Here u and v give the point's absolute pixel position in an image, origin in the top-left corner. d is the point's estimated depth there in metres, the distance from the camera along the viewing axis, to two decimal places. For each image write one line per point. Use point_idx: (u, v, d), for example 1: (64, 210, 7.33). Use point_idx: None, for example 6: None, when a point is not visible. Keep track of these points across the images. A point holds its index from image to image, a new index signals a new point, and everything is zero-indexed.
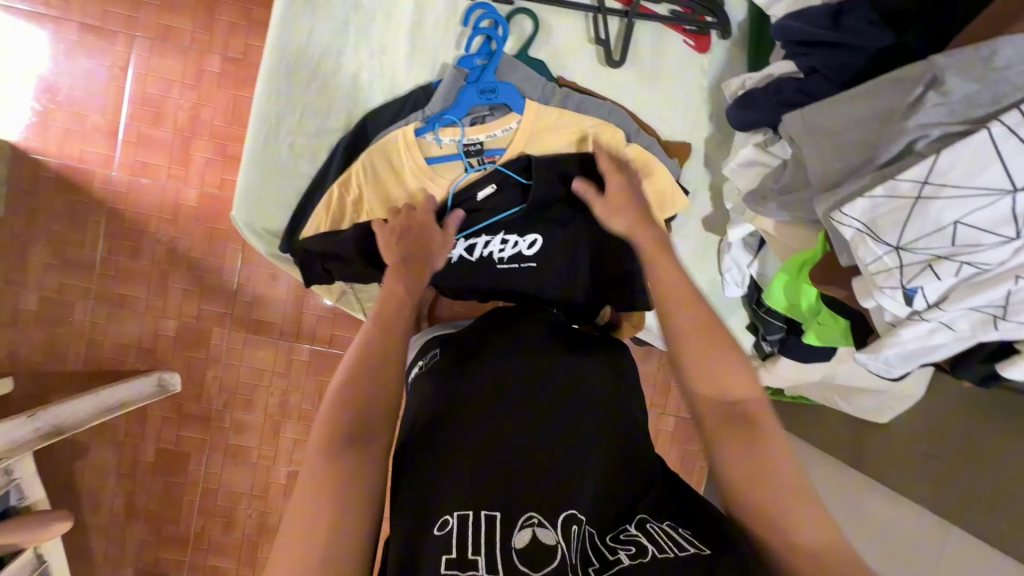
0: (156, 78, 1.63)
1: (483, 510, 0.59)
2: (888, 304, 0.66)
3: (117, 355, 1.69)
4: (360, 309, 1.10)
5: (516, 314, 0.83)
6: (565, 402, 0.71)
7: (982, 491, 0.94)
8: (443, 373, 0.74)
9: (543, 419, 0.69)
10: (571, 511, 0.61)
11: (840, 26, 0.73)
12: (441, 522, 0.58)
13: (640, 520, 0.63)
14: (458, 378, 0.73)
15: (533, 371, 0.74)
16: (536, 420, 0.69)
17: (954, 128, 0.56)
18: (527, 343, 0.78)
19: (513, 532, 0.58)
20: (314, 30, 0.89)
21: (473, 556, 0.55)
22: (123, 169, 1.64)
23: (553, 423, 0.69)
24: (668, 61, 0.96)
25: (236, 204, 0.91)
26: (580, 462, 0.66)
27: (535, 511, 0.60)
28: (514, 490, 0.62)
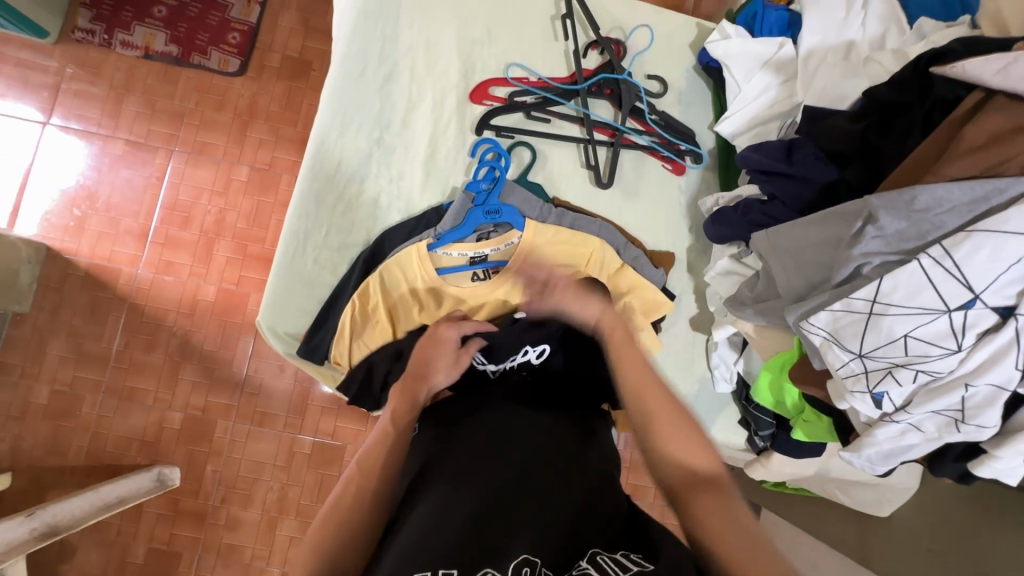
0: (189, 186, 1.79)
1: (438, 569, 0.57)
2: (860, 405, 0.73)
3: (120, 449, 1.70)
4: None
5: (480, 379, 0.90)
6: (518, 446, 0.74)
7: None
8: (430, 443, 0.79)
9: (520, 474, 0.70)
10: (525, 554, 0.59)
11: (792, 160, 0.87)
12: None
13: (593, 554, 0.60)
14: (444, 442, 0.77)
15: (515, 430, 0.76)
16: (491, 469, 0.70)
17: (893, 258, 0.66)
18: (486, 404, 0.82)
19: None
20: (343, 160, 1.03)
21: None
22: (148, 267, 1.76)
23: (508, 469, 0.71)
24: (651, 183, 1.09)
25: (263, 310, 1.00)
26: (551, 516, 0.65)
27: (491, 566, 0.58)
28: (470, 540, 0.61)
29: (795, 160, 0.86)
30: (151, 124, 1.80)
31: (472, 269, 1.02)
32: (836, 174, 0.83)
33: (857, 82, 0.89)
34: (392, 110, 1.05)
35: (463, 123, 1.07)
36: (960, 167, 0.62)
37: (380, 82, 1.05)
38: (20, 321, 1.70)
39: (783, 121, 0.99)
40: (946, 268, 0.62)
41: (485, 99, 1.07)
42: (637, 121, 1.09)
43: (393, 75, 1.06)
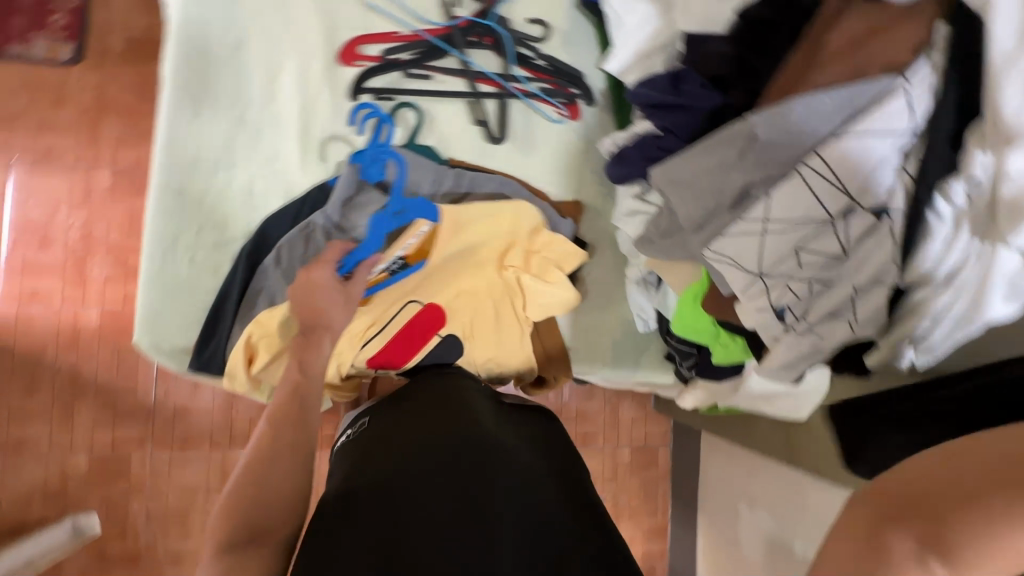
0: (40, 201, 1.55)
1: None
2: (766, 321, 0.77)
3: (20, 506, 1.51)
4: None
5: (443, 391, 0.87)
6: (488, 455, 0.71)
7: None
8: (370, 446, 0.76)
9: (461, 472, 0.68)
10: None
11: (680, 90, 0.86)
12: None
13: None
14: (383, 448, 0.74)
15: (457, 431, 0.75)
16: (453, 486, 0.66)
17: (776, 173, 0.68)
18: (455, 411, 0.80)
19: None
20: (202, 146, 0.91)
21: None
22: (10, 299, 1.53)
23: (475, 480, 0.67)
24: (547, 130, 1.04)
25: (139, 327, 0.89)
26: (495, 511, 0.64)
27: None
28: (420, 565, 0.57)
29: (683, 90, 0.85)
30: None
31: (389, 272, 0.96)
32: (722, 99, 0.82)
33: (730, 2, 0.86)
34: (249, 82, 0.93)
35: (335, 89, 0.96)
36: (828, 76, 0.63)
37: (230, 52, 0.92)
38: None
39: (668, 52, 0.96)
40: (824, 175, 0.63)
41: (356, 59, 0.97)
42: (524, 68, 1.03)
43: (245, 42, 0.93)
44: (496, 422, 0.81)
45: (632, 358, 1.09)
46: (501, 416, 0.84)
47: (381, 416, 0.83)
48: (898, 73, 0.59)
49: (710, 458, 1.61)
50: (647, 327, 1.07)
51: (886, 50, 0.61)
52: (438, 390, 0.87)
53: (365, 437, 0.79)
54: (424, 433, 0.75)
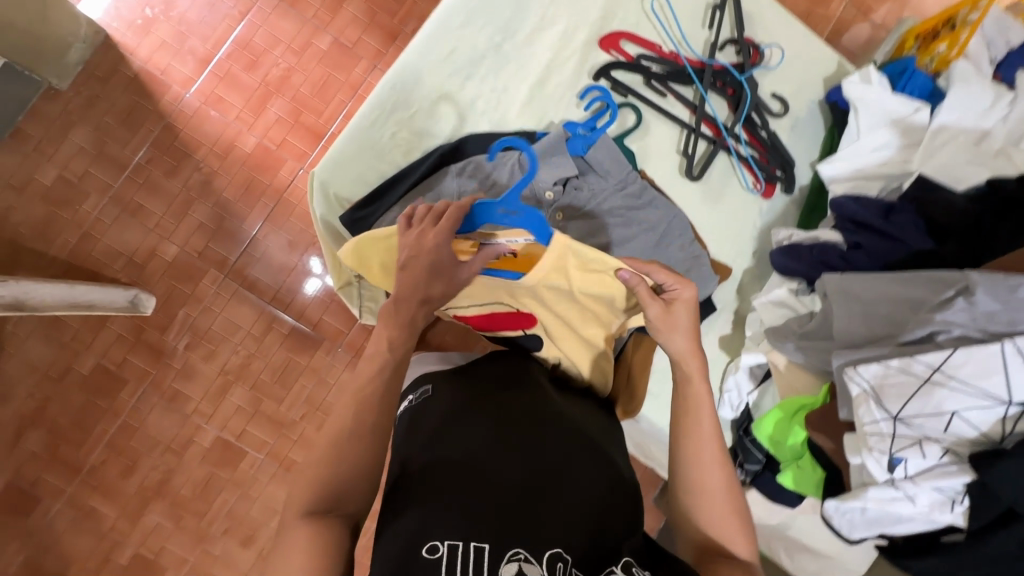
0: (267, 33, 1.74)
1: (472, 541, 0.59)
2: (870, 464, 0.72)
3: (105, 258, 1.66)
4: (357, 306, 1.15)
5: (522, 370, 0.87)
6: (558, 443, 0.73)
7: None
8: (438, 416, 0.75)
9: (534, 460, 0.69)
10: (558, 549, 0.60)
11: (889, 220, 0.87)
12: (430, 547, 0.59)
13: (626, 563, 0.62)
14: (453, 420, 0.74)
15: (522, 417, 0.75)
16: (525, 462, 0.69)
17: (973, 335, 0.66)
18: (533, 392, 0.82)
19: (500, 564, 0.57)
20: (457, 51, 0.99)
21: None
22: (199, 95, 1.72)
23: (545, 463, 0.70)
24: (734, 193, 1.07)
25: (324, 164, 0.97)
26: (567, 503, 0.65)
27: (522, 547, 0.59)
28: (500, 524, 0.61)
29: (893, 221, 0.87)
30: None
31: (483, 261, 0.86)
32: (932, 246, 0.83)
33: (980, 169, 0.89)
34: (521, 20, 1.01)
35: (585, 63, 1.03)
36: None
37: None
38: (53, 96, 1.65)
39: (888, 183, 0.99)
40: None
41: (613, 49, 1.04)
42: (746, 130, 1.06)
43: None
44: (567, 408, 0.82)
45: None
46: (582, 410, 0.83)
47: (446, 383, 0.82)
48: None
49: None
50: (726, 415, 1.03)
51: None
52: (509, 374, 0.85)
53: (432, 404, 0.78)
54: (500, 403, 0.78)
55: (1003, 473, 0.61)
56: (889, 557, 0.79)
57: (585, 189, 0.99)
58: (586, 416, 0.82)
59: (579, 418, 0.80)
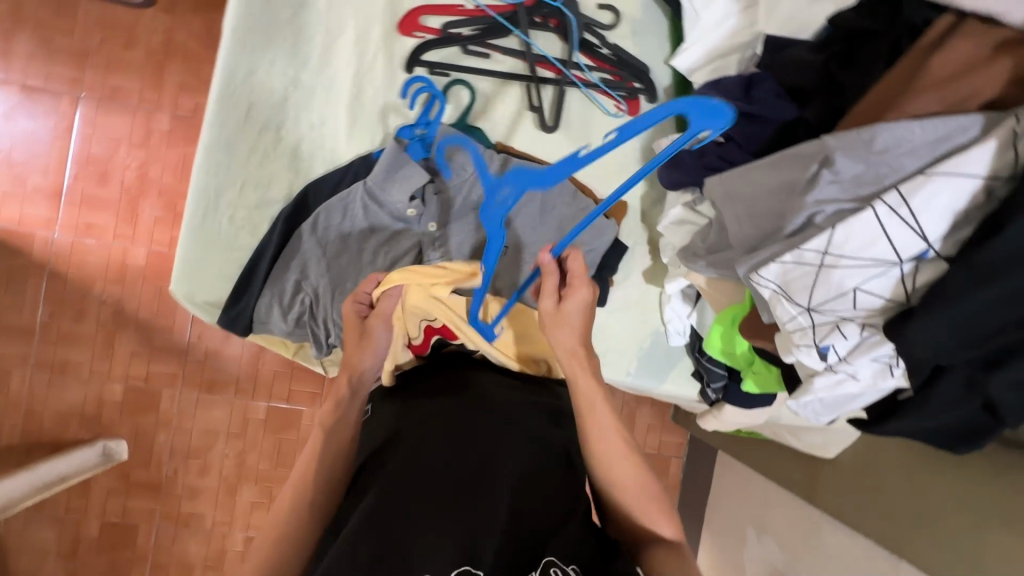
0: (103, 137, 1.60)
1: None
2: (806, 359, 0.70)
3: (59, 425, 1.60)
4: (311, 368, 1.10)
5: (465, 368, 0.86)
6: (491, 438, 0.72)
7: (908, 513, 0.99)
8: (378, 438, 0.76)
9: (475, 465, 0.69)
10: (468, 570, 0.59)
11: (751, 97, 0.80)
12: None
13: (546, 564, 0.61)
14: (393, 437, 0.74)
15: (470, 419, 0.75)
16: (450, 471, 0.68)
17: (847, 206, 0.61)
18: (464, 387, 0.81)
19: None
20: (255, 104, 0.90)
21: None
22: (66, 229, 1.59)
23: (473, 465, 0.69)
24: (601, 125, 1.01)
25: (176, 278, 0.90)
26: (494, 513, 0.65)
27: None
28: (414, 551, 0.60)
29: (753, 97, 0.79)
30: (50, 66, 1.57)
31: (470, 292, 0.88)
32: (796, 112, 0.77)
33: (822, 7, 0.81)
34: (308, 44, 0.92)
35: (392, 59, 0.95)
36: (923, 103, 0.57)
37: (291, 10, 0.91)
38: None
39: (744, 53, 0.91)
40: (901, 216, 0.57)
41: (416, 30, 0.95)
42: (587, 56, 0.99)
43: (306, 2, 0.91)
44: (503, 392, 0.80)
45: (657, 371, 1.06)
46: (525, 390, 0.82)
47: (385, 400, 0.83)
48: (988, 112, 0.55)
49: (723, 480, 1.55)
50: (678, 342, 1.03)
51: (987, 85, 0.56)
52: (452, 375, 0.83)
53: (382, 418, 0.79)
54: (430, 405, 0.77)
55: (914, 333, 0.58)
56: (861, 429, 0.78)
57: (446, 189, 0.93)
58: (533, 400, 0.81)
59: (528, 407, 0.78)
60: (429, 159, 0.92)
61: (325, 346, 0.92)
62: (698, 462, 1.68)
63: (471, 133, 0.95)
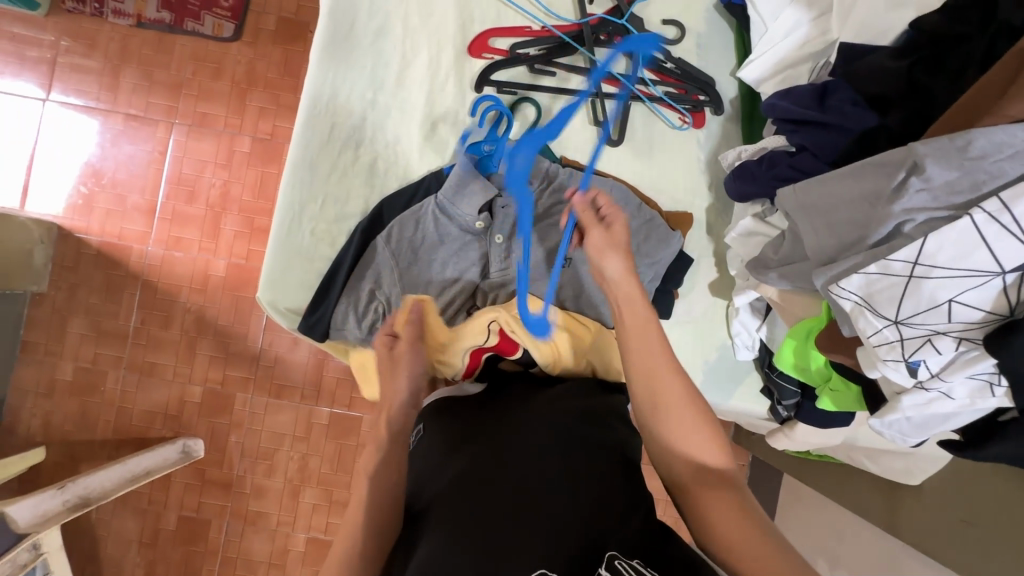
0: (192, 159, 1.75)
1: None
2: (891, 374, 0.67)
3: (145, 423, 1.74)
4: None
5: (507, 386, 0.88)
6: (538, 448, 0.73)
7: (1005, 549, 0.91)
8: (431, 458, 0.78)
9: (537, 466, 0.70)
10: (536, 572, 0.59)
11: (826, 106, 0.79)
12: None
13: (611, 557, 0.61)
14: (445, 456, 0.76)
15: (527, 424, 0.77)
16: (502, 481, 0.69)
17: (940, 214, 0.59)
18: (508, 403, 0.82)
19: None
20: (336, 125, 0.97)
21: None
22: (158, 243, 1.74)
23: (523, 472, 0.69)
24: (665, 138, 1.01)
25: (263, 286, 0.97)
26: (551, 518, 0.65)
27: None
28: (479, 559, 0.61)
29: (829, 106, 0.78)
30: (150, 96, 1.74)
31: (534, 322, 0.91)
32: (878, 121, 0.73)
33: (904, 12, 0.78)
34: (385, 68, 0.99)
35: (460, 80, 1.00)
36: None
37: (371, 39, 0.98)
38: (38, 300, 1.71)
39: (816, 62, 0.89)
40: (1003, 224, 0.54)
41: (485, 52, 1.00)
42: (651, 70, 1.00)
43: (384, 31, 0.99)
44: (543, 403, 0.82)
45: (723, 387, 1.03)
46: (567, 396, 0.83)
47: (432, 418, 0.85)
48: None
49: (790, 506, 1.48)
50: (746, 356, 1.00)
51: None
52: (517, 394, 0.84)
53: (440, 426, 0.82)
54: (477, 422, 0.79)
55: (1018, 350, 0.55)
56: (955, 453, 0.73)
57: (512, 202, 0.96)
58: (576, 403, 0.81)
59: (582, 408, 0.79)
60: (496, 174, 0.96)
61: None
62: (761, 485, 1.60)
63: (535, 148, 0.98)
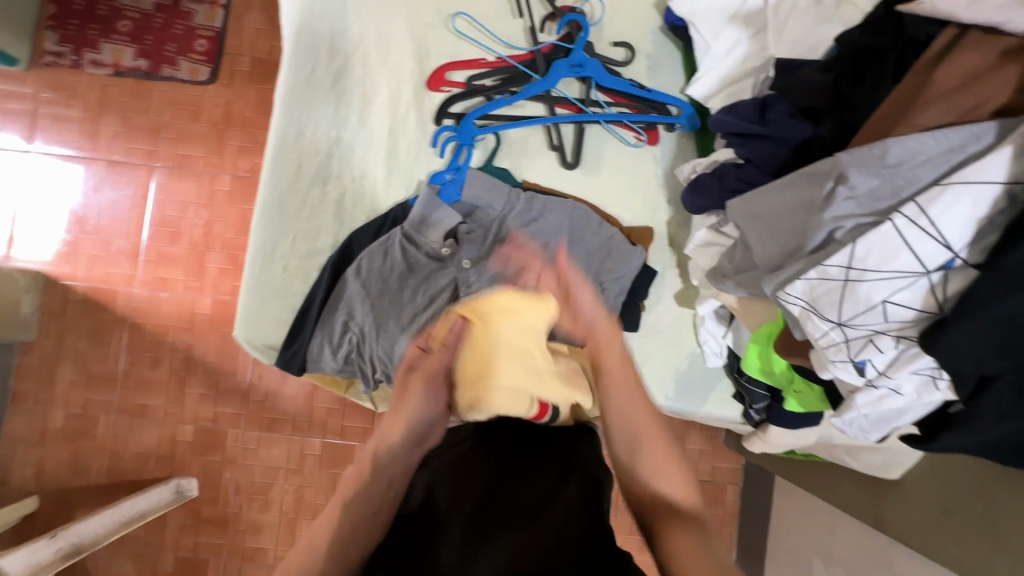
0: (174, 201, 1.78)
1: None
2: (843, 374, 0.70)
3: (138, 464, 1.74)
4: (367, 401, 1.16)
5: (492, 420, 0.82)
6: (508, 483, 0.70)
7: (981, 537, 0.92)
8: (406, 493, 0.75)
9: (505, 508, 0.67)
10: None
11: (766, 119, 0.83)
12: None
13: None
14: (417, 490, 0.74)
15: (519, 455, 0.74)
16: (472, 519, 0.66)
17: (866, 220, 0.62)
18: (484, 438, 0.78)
19: None
20: (303, 165, 1.00)
21: None
22: (144, 285, 1.76)
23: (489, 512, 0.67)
24: (623, 156, 1.05)
25: (239, 324, 0.99)
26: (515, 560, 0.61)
27: None
28: None
29: (768, 119, 0.83)
30: (130, 142, 1.78)
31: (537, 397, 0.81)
32: (811, 130, 0.78)
33: (831, 26, 0.83)
34: (347, 107, 1.02)
35: (421, 114, 1.03)
36: (933, 115, 0.58)
37: (332, 80, 1.02)
38: (28, 349, 1.73)
39: (757, 77, 0.94)
40: (921, 227, 0.57)
41: (442, 85, 1.03)
42: (604, 92, 1.04)
43: (344, 71, 1.02)
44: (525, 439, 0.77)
45: (696, 394, 1.05)
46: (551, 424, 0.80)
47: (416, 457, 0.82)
48: (1001, 117, 0.56)
49: (782, 507, 1.48)
50: (716, 363, 1.02)
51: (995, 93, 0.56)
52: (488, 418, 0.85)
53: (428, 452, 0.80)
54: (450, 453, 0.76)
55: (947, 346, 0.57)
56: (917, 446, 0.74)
57: (476, 228, 0.99)
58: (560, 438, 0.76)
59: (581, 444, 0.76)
60: (460, 203, 1.00)
61: (372, 380, 0.97)
62: (754, 488, 1.61)
63: (496, 172, 1.02)
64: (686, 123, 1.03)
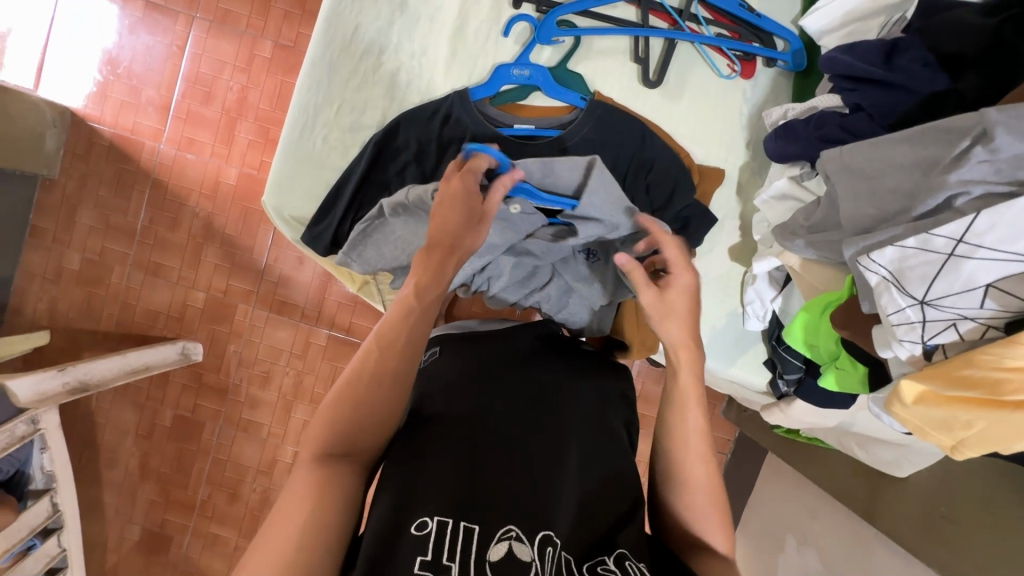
0: (210, 59, 1.68)
1: (461, 520, 0.59)
2: (904, 356, 0.64)
3: (148, 320, 1.73)
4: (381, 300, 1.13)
5: (524, 329, 0.85)
6: (553, 405, 0.75)
7: (984, 546, 0.91)
8: (445, 377, 0.76)
9: (547, 427, 0.72)
10: (547, 532, 0.61)
11: (891, 65, 0.72)
12: (419, 522, 0.58)
13: (618, 554, 0.62)
14: (447, 385, 0.75)
15: (528, 390, 0.75)
16: (518, 432, 0.70)
17: (999, 189, 0.55)
18: (529, 351, 0.82)
19: (490, 545, 0.59)
20: (360, 27, 0.91)
21: (445, 562, 0.55)
22: (171, 142, 1.69)
23: (536, 433, 0.71)
24: (711, 84, 0.95)
25: (269, 190, 0.93)
26: (564, 481, 0.68)
27: (514, 525, 0.61)
28: (489, 503, 0.62)
29: (895, 65, 0.71)
30: None
31: (925, 399, 0.63)
32: (948, 83, 0.68)
33: None
34: None
35: None
36: None
37: None
38: (49, 186, 1.68)
39: (890, 16, 0.80)
40: None
41: None
42: (705, 8, 0.93)
43: None
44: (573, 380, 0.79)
45: (726, 353, 1.02)
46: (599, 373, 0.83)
47: (456, 342, 0.83)
48: None
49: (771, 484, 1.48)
50: (755, 326, 0.97)
51: None
52: (500, 337, 0.83)
53: (450, 364, 0.79)
54: (493, 356, 0.80)
55: None
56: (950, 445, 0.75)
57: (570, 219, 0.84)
58: (601, 384, 0.82)
59: (592, 392, 0.79)
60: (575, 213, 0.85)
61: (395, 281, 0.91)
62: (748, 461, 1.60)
63: (573, 73, 0.92)
64: (789, 60, 0.93)
